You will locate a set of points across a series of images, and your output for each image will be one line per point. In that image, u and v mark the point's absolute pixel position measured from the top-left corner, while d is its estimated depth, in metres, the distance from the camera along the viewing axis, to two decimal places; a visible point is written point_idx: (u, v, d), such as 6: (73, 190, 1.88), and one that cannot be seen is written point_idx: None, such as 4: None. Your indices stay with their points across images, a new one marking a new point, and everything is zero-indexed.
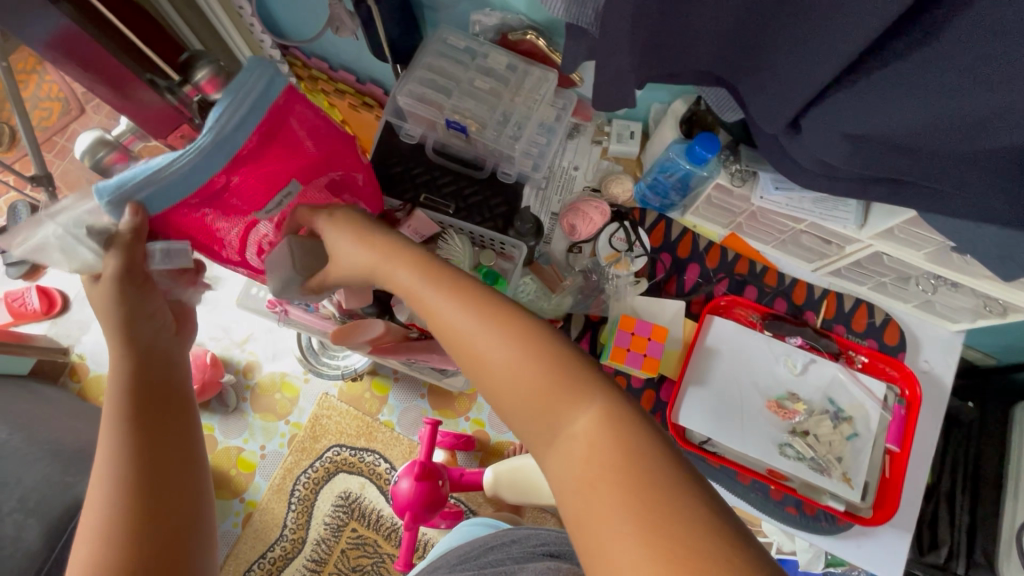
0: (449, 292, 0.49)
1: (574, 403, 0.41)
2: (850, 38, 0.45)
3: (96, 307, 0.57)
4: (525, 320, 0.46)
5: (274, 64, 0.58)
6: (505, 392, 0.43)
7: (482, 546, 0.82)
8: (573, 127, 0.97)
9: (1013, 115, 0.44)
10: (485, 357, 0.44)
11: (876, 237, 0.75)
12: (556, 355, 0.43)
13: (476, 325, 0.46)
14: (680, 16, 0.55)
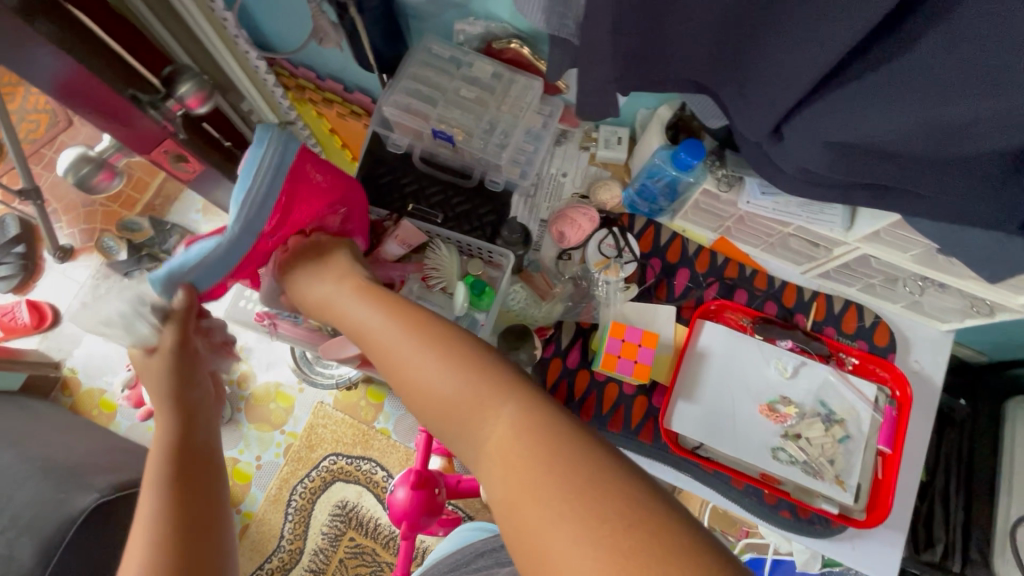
0: (397, 330, 0.57)
1: (497, 414, 0.47)
2: (828, 47, 0.45)
3: (151, 377, 0.64)
4: (460, 348, 0.53)
5: (284, 133, 0.66)
6: (440, 416, 0.50)
7: (471, 552, 0.80)
8: (560, 134, 0.98)
9: (994, 120, 0.45)
10: (424, 386, 0.52)
11: (862, 240, 0.76)
12: (484, 375, 0.50)
13: (415, 357, 0.54)
14: (661, 25, 0.55)
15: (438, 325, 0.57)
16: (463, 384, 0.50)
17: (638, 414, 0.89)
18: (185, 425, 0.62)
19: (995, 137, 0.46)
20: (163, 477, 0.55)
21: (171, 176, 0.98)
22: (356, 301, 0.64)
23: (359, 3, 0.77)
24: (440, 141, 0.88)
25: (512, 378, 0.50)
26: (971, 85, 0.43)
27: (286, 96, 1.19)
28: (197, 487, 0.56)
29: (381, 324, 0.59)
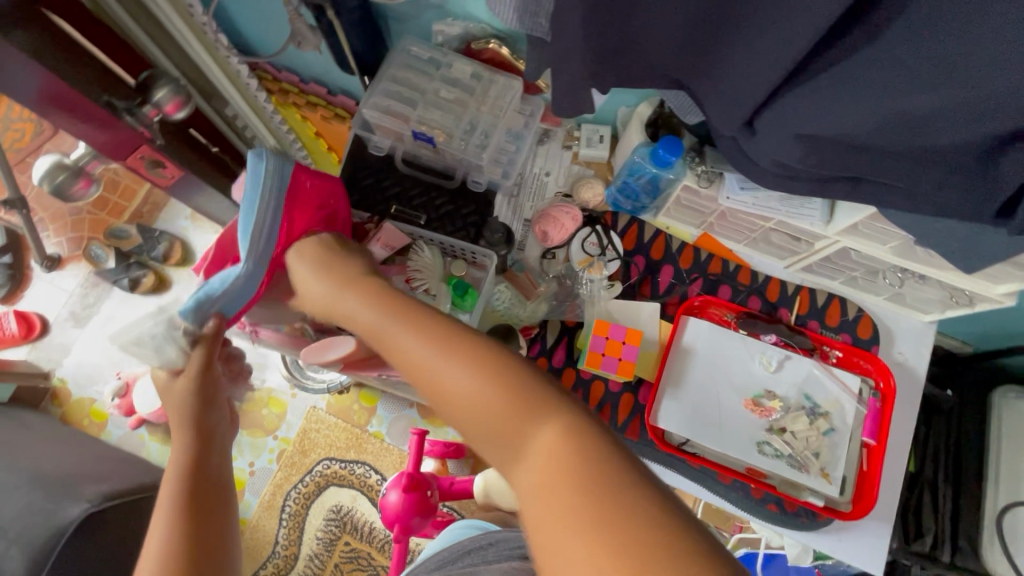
0: (408, 332, 0.50)
1: (532, 434, 0.41)
2: (795, 40, 0.46)
3: (172, 401, 0.63)
4: (482, 353, 0.46)
5: (276, 154, 0.67)
6: (462, 415, 0.44)
7: (459, 550, 0.80)
8: (543, 133, 0.98)
9: (959, 110, 0.45)
10: (445, 380, 0.46)
11: (842, 234, 0.76)
12: (513, 386, 0.43)
13: (432, 365, 0.47)
14: (633, 23, 0.55)
15: (453, 326, 0.49)
16: (491, 398, 0.43)
17: (624, 411, 0.89)
18: (201, 447, 0.61)
19: (958, 129, 0.47)
20: (173, 508, 0.55)
21: (148, 180, 0.97)
22: (357, 301, 0.57)
23: (336, 6, 0.77)
24: (421, 142, 0.89)
25: (545, 390, 0.44)
26: (934, 76, 0.44)
27: (270, 101, 1.16)
28: (206, 513, 0.56)
29: (394, 309, 0.52)
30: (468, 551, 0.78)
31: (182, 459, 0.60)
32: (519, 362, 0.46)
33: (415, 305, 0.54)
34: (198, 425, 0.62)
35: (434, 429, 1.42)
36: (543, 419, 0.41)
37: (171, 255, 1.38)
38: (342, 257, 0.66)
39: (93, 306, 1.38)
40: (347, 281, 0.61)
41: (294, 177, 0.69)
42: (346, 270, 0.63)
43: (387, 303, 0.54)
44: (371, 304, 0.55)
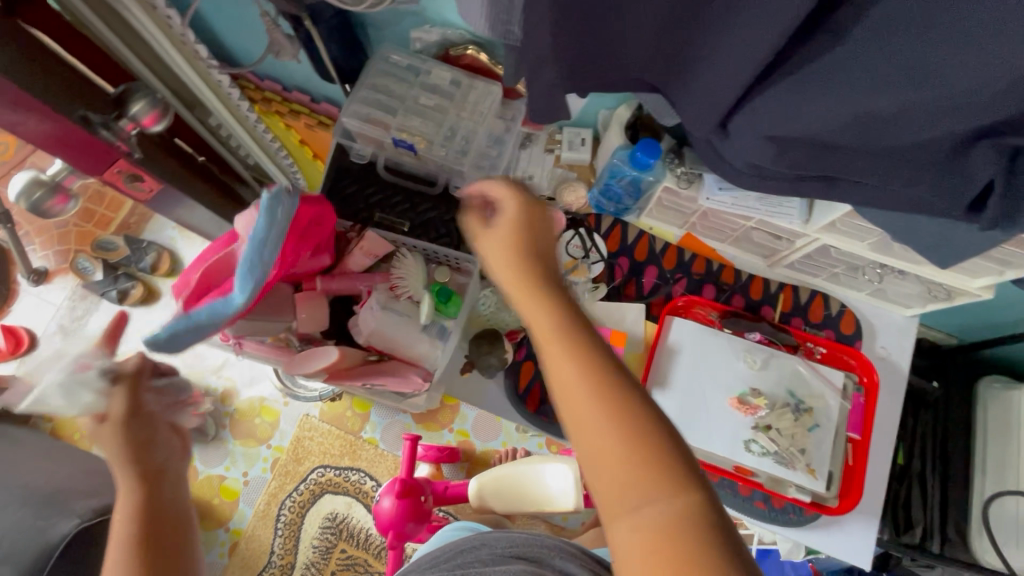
0: (559, 336, 0.45)
1: (665, 510, 0.39)
2: (762, 43, 0.46)
3: (105, 447, 0.58)
4: (629, 396, 0.42)
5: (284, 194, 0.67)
6: (595, 449, 0.41)
7: (450, 550, 0.75)
8: (525, 137, 0.97)
9: (922, 110, 0.46)
10: (588, 409, 0.42)
11: (821, 231, 0.76)
12: (653, 449, 0.41)
13: (572, 386, 0.43)
14: (605, 28, 0.54)
15: (606, 350, 0.45)
16: (628, 451, 0.41)
17: None
18: (150, 487, 0.56)
19: (923, 129, 0.48)
20: (122, 558, 0.50)
21: (126, 195, 0.97)
22: (512, 286, 0.50)
23: (313, 15, 0.77)
24: (403, 149, 0.89)
25: (686, 465, 0.41)
26: (896, 78, 0.45)
27: (254, 110, 1.15)
28: (161, 558, 0.51)
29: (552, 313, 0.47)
30: (457, 563, 0.71)
31: (126, 505, 0.54)
32: (665, 422, 0.42)
33: (571, 303, 0.48)
34: (140, 471, 0.56)
35: (427, 434, 1.41)
36: (677, 498, 0.39)
37: (158, 266, 1.37)
38: (509, 218, 0.53)
39: (82, 319, 1.37)
40: (519, 248, 0.52)
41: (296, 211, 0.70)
42: (520, 231, 0.53)
43: (539, 295, 0.49)
44: (523, 289, 0.50)
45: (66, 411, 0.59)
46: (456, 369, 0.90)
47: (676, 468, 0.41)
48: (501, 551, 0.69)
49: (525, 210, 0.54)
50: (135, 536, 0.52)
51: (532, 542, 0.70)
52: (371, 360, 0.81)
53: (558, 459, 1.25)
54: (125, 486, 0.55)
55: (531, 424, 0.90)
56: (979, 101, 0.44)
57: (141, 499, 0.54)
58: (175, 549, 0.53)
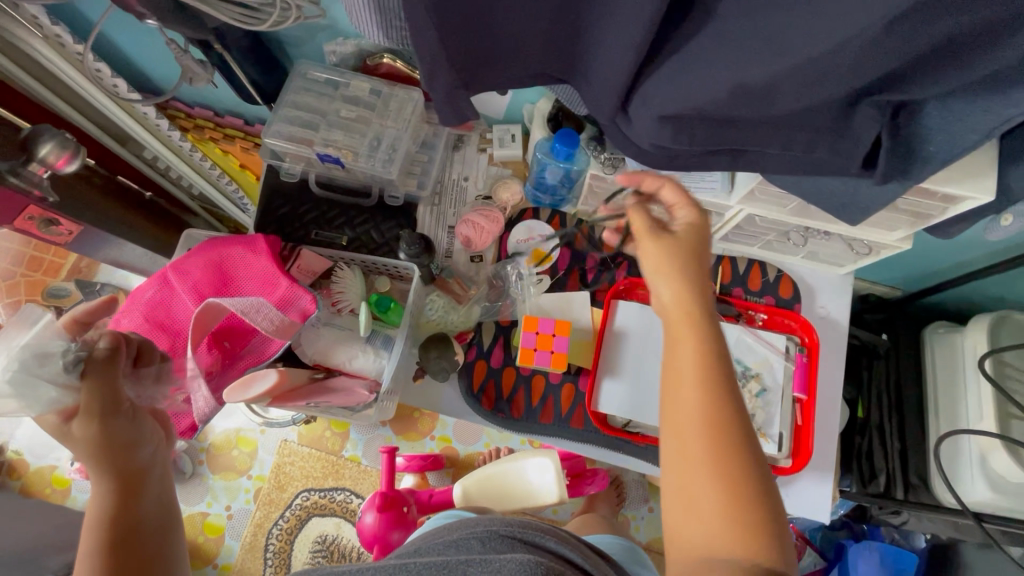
0: (702, 375, 0.52)
1: (735, 549, 0.47)
2: (635, 27, 0.47)
3: (76, 446, 0.57)
4: (738, 452, 0.49)
5: (236, 255, 0.78)
6: (691, 478, 0.50)
7: (440, 535, 0.70)
8: (457, 139, 0.99)
9: (792, 79, 0.48)
10: (693, 442, 0.50)
11: (743, 201, 0.78)
12: (745, 504, 0.48)
13: (686, 415, 0.51)
14: (495, 29, 0.55)
15: (736, 405, 0.51)
16: (718, 488, 0.48)
17: (567, 401, 0.91)
18: (125, 496, 0.59)
19: (801, 95, 0.50)
20: (95, 565, 0.55)
21: (38, 239, 0.95)
22: (671, 321, 0.56)
23: (222, 39, 0.76)
24: (329, 164, 0.89)
25: (770, 534, 0.48)
26: (758, 50, 0.47)
27: (186, 139, 1.10)
28: (143, 555, 0.58)
29: (692, 356, 0.53)
30: (452, 543, 0.65)
31: (102, 505, 0.58)
32: (764, 491, 0.49)
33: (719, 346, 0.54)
34: (120, 473, 0.59)
35: (410, 444, 1.40)
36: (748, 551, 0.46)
37: None
38: (684, 262, 0.58)
39: None
40: (683, 277, 0.57)
41: (236, 255, 0.78)
42: (687, 259, 0.58)
43: (694, 331, 0.54)
44: (676, 319, 0.55)
45: (20, 408, 0.54)
46: (409, 376, 0.91)
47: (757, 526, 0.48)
48: (501, 532, 0.65)
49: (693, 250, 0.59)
50: (115, 538, 0.57)
51: (522, 526, 0.66)
52: (319, 377, 0.80)
53: (538, 453, 1.26)
54: (103, 485, 0.59)
55: (489, 422, 0.90)
56: (840, 64, 0.46)
57: (119, 497, 0.59)
58: (160, 543, 0.60)
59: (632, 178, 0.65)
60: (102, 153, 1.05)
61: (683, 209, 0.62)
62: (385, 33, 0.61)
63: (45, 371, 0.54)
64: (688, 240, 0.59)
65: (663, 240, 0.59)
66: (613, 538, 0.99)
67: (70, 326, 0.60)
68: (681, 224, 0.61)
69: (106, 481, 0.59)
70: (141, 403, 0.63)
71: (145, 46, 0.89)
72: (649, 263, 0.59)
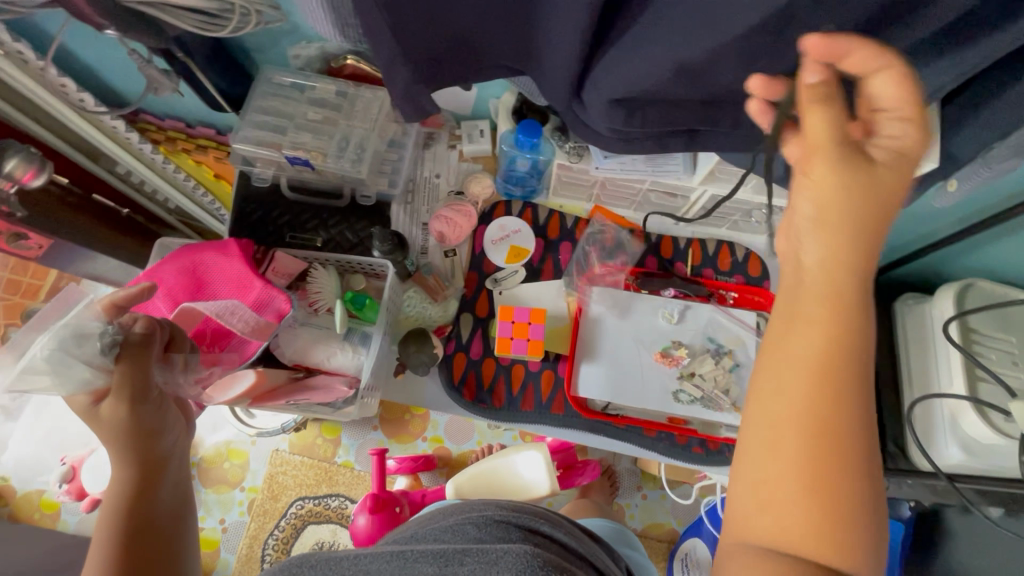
0: (826, 356, 0.41)
1: (806, 555, 0.40)
2: (577, 13, 0.49)
3: (106, 430, 0.60)
4: (846, 446, 0.40)
5: (208, 260, 0.78)
6: (774, 464, 0.41)
7: (432, 521, 0.71)
8: (427, 137, 1.00)
9: (728, 55, 0.50)
10: (791, 426, 0.41)
11: (705, 182, 0.81)
12: (835, 512, 0.39)
13: (793, 395, 0.41)
14: (447, 24, 0.57)
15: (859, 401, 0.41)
16: (808, 487, 0.40)
17: (547, 388, 0.92)
18: (143, 481, 0.61)
19: (740, 69, 0.52)
20: (108, 547, 0.57)
21: (9, 254, 0.93)
22: (812, 283, 0.43)
23: (185, 48, 0.77)
24: (299, 166, 0.89)
25: (855, 554, 0.39)
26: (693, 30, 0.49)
27: (158, 151, 1.11)
28: (157, 544, 0.60)
29: (819, 331, 0.41)
30: (448, 528, 0.65)
31: (121, 487, 0.61)
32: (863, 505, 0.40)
33: (859, 327, 0.41)
34: (143, 460, 0.62)
35: (402, 447, 1.39)
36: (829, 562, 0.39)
37: None
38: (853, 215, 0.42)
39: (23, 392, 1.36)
40: (846, 233, 0.42)
41: (209, 260, 0.78)
42: (862, 205, 0.42)
43: (830, 302, 0.42)
44: (811, 286, 0.43)
45: (55, 387, 0.58)
46: (390, 372, 0.92)
47: (849, 536, 0.40)
48: (495, 517, 0.65)
49: (868, 197, 0.42)
50: (132, 523, 0.59)
51: (504, 509, 0.68)
52: (298, 377, 0.83)
53: (528, 446, 1.28)
54: (125, 469, 0.61)
55: (471, 412, 0.92)
56: (775, 38, 0.48)
57: (139, 483, 0.61)
58: (170, 530, 0.62)
59: (826, 47, 0.41)
60: (73, 170, 1.05)
61: (891, 124, 0.43)
62: (341, 30, 0.62)
63: (79, 352, 0.57)
64: (870, 180, 0.42)
65: (833, 171, 0.42)
66: (603, 522, 1.00)
67: (108, 309, 0.62)
68: (874, 153, 0.43)
69: (127, 465, 0.61)
70: (169, 392, 0.66)
71: (109, 58, 0.90)
72: (810, 198, 0.43)
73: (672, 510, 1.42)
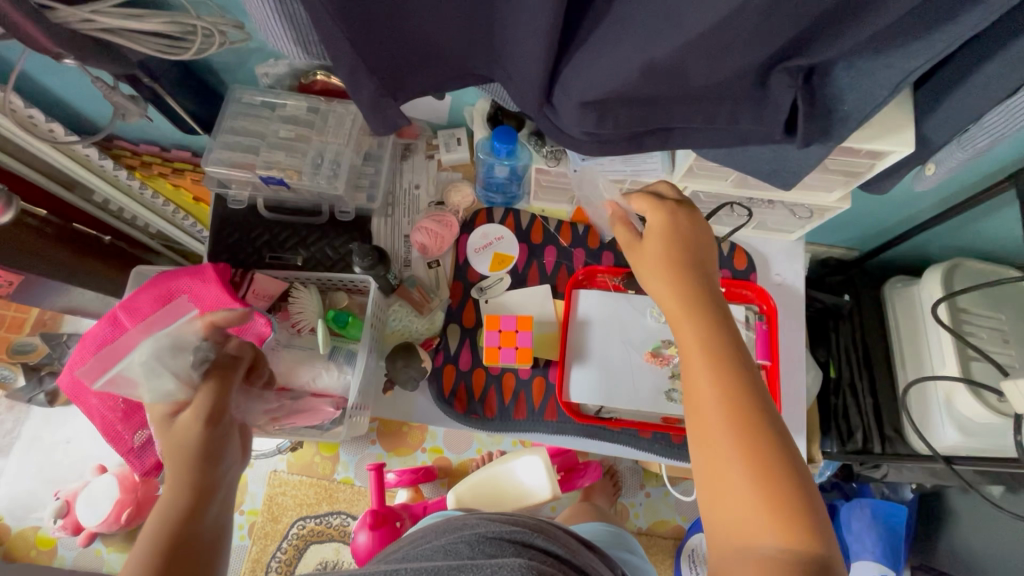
0: (706, 349, 0.56)
1: (762, 516, 0.48)
2: (539, 18, 0.49)
3: (177, 442, 0.58)
4: (754, 418, 0.52)
5: (186, 286, 0.77)
6: (706, 446, 0.53)
7: (427, 539, 0.69)
8: (405, 149, 1.00)
9: (695, 55, 0.50)
10: (705, 412, 0.54)
11: (687, 178, 0.80)
12: (762, 471, 0.50)
13: (698, 386, 0.55)
14: (408, 36, 0.56)
15: (742, 378, 0.54)
16: (747, 472, 0.50)
17: (539, 395, 0.92)
18: (191, 510, 0.54)
19: (708, 68, 0.52)
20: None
21: None
22: (673, 309, 0.61)
23: (150, 73, 0.75)
24: (275, 185, 0.88)
25: (795, 505, 0.48)
26: (658, 29, 0.48)
27: (134, 177, 1.08)
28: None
29: (695, 335, 0.58)
30: (440, 548, 0.63)
31: (166, 512, 0.54)
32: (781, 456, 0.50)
33: (710, 324, 0.58)
34: (195, 482, 0.56)
35: (400, 460, 1.37)
36: (773, 518, 0.48)
37: None
38: (674, 249, 0.64)
39: (13, 430, 1.40)
40: (671, 267, 0.63)
41: (185, 287, 0.77)
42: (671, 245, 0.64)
43: (690, 318, 0.59)
44: (675, 310, 0.60)
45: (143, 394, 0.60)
46: (379, 389, 0.91)
47: (783, 492, 0.49)
48: (490, 534, 0.64)
49: (675, 237, 0.64)
50: (169, 552, 0.51)
51: (506, 526, 0.66)
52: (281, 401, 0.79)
53: (527, 452, 1.26)
54: (174, 490, 0.55)
55: (463, 424, 0.91)
56: (742, 32, 0.47)
57: (184, 502, 0.55)
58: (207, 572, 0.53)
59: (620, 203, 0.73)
60: (51, 202, 1.04)
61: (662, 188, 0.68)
62: (305, 46, 0.61)
63: (175, 361, 0.61)
64: (684, 247, 0.64)
65: (655, 239, 0.65)
66: (602, 526, 0.99)
67: (207, 328, 0.65)
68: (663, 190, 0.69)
69: (179, 488, 0.55)
70: (238, 419, 0.64)
71: (75, 86, 0.88)
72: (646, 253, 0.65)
73: (676, 507, 1.41)
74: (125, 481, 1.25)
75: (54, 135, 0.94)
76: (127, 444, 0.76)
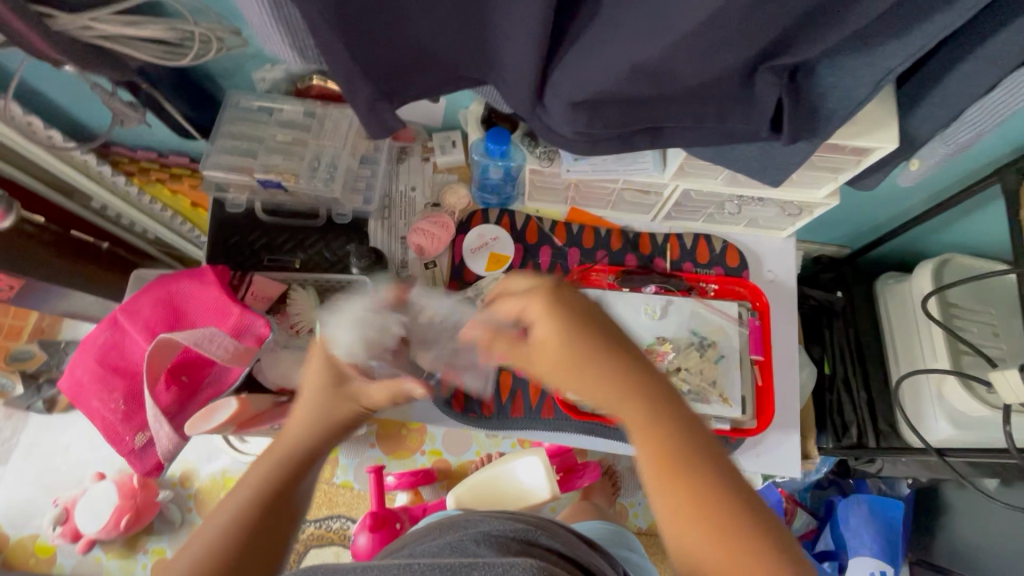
0: (662, 453, 0.49)
1: None
2: (530, 21, 0.50)
3: (328, 402, 0.61)
4: (732, 518, 0.47)
5: (185, 289, 0.77)
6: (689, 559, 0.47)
7: (430, 539, 0.69)
8: (400, 152, 1.01)
9: (682, 55, 0.51)
10: (678, 530, 0.48)
11: (678, 177, 0.82)
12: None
13: (665, 500, 0.48)
14: (402, 41, 0.57)
15: (709, 477, 0.48)
16: None
17: (536, 393, 0.93)
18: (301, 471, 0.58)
19: (695, 68, 0.53)
20: (243, 513, 0.54)
21: None
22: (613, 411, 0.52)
23: (149, 79, 0.77)
24: (272, 188, 0.89)
25: None
26: (645, 30, 0.49)
27: (132, 183, 1.09)
28: (280, 532, 0.55)
29: (644, 443, 0.50)
30: (446, 545, 0.63)
31: (289, 457, 0.58)
32: (775, 550, 0.46)
33: (661, 422, 0.50)
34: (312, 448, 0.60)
35: (400, 462, 1.36)
36: None
37: None
38: (582, 345, 0.53)
39: (12, 438, 1.40)
40: (589, 362, 0.52)
41: (185, 290, 0.77)
42: (583, 337, 0.53)
43: (636, 420, 0.50)
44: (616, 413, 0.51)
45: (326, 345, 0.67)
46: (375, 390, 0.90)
47: None
48: (494, 533, 0.64)
49: (576, 326, 0.53)
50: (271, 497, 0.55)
51: (511, 526, 0.67)
52: (282, 401, 0.80)
53: (526, 453, 1.27)
54: (303, 439, 0.60)
55: (462, 423, 0.92)
56: (726, 32, 0.49)
57: (301, 458, 0.59)
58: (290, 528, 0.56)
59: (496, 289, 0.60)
60: (50, 210, 1.05)
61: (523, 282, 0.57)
62: (301, 51, 0.62)
63: (368, 328, 0.69)
64: (589, 334, 0.53)
65: (551, 341, 0.54)
66: (600, 525, 1.00)
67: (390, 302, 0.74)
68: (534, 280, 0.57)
69: (305, 442, 0.60)
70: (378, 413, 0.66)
71: (74, 94, 0.90)
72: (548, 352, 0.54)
73: None
74: (125, 487, 1.25)
75: (53, 142, 0.95)
76: (128, 446, 0.77)
